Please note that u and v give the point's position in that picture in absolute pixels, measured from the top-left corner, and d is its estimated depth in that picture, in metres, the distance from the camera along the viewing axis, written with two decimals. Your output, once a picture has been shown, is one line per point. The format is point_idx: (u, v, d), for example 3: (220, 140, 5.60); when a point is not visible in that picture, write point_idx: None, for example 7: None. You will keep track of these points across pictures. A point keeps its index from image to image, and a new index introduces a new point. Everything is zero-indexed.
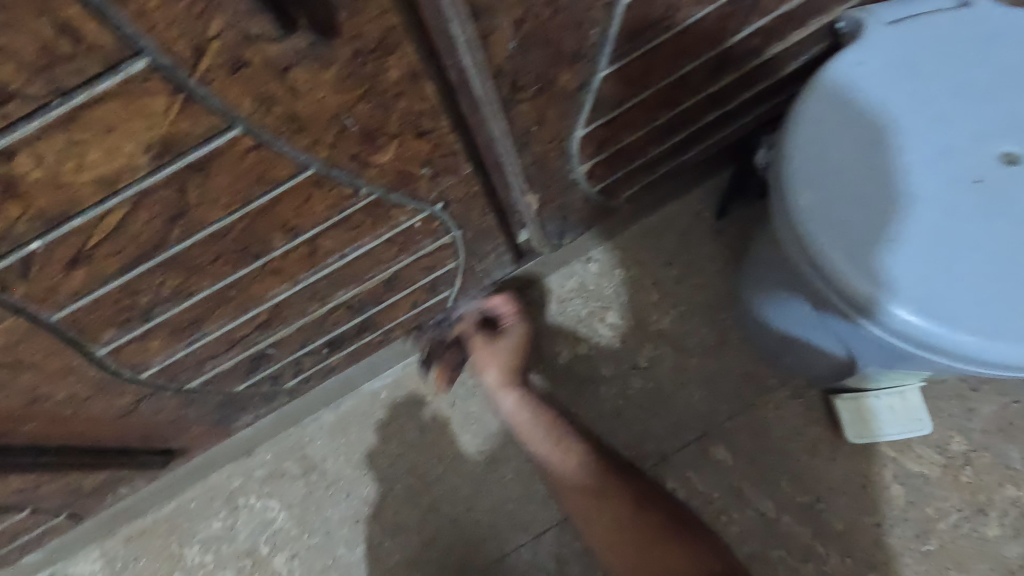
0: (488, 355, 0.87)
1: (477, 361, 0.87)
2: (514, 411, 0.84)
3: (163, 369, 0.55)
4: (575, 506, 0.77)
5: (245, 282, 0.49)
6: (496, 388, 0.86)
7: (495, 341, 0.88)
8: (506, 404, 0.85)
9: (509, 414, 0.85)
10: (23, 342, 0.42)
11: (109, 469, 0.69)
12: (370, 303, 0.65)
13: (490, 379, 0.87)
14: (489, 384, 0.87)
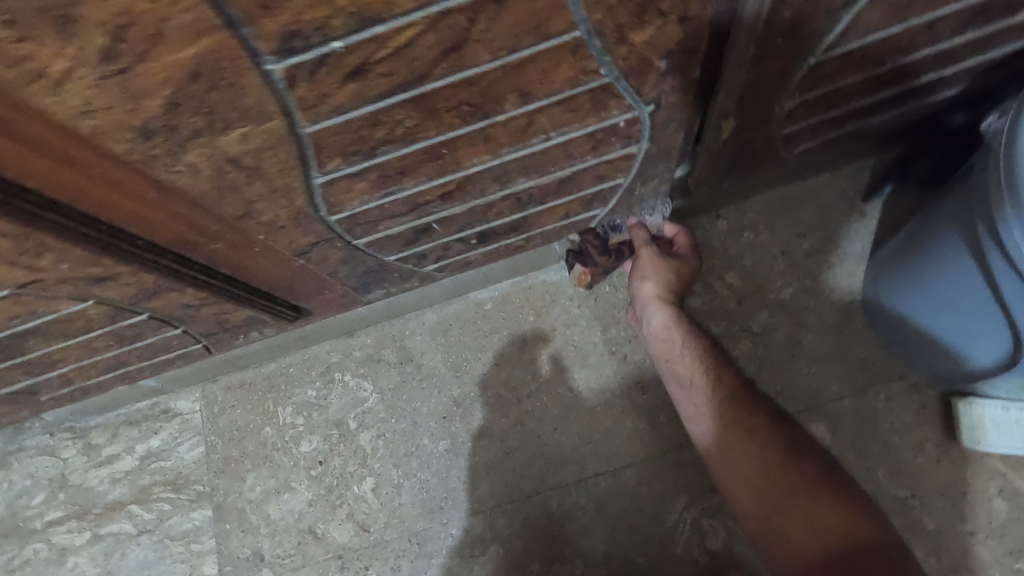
0: (655, 266, 0.86)
1: (642, 268, 0.86)
2: (663, 329, 0.85)
3: (348, 218, 0.57)
4: (704, 422, 0.79)
5: (459, 143, 0.50)
6: (648, 300, 0.86)
7: (666, 258, 0.87)
8: (659, 320, 0.84)
9: (659, 330, 0.85)
10: (272, 149, 0.43)
11: (254, 307, 0.73)
12: (535, 202, 0.66)
13: (648, 289, 0.85)
14: (645, 291, 0.86)
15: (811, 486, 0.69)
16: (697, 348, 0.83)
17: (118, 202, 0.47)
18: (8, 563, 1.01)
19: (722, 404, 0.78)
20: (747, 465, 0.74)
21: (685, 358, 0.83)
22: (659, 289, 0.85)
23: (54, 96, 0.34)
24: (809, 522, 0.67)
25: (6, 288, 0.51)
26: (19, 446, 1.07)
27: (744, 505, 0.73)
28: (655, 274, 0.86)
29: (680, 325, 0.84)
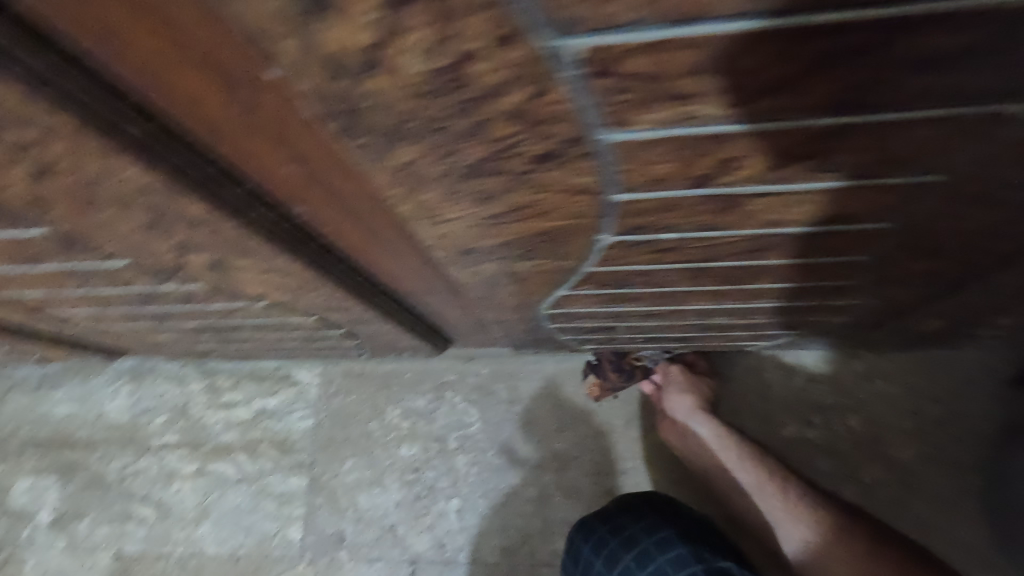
0: (687, 381, 0.96)
1: (676, 387, 0.96)
2: (713, 442, 0.92)
3: (557, 313, 0.62)
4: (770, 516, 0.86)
5: (695, 293, 0.54)
6: (692, 416, 0.93)
7: (693, 374, 0.97)
8: (707, 432, 0.92)
9: (706, 445, 0.92)
10: (547, 273, 0.48)
11: (422, 338, 0.79)
12: (715, 329, 0.69)
13: (687, 404, 0.94)
14: (682, 407, 0.94)
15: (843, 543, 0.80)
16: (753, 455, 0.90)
17: (390, 265, 0.53)
18: (123, 468, 1.13)
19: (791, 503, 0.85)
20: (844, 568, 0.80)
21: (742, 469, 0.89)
22: (695, 404, 0.93)
23: (426, 224, 0.39)
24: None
25: (267, 302, 0.58)
26: (153, 367, 1.19)
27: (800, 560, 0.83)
28: (688, 390, 0.95)
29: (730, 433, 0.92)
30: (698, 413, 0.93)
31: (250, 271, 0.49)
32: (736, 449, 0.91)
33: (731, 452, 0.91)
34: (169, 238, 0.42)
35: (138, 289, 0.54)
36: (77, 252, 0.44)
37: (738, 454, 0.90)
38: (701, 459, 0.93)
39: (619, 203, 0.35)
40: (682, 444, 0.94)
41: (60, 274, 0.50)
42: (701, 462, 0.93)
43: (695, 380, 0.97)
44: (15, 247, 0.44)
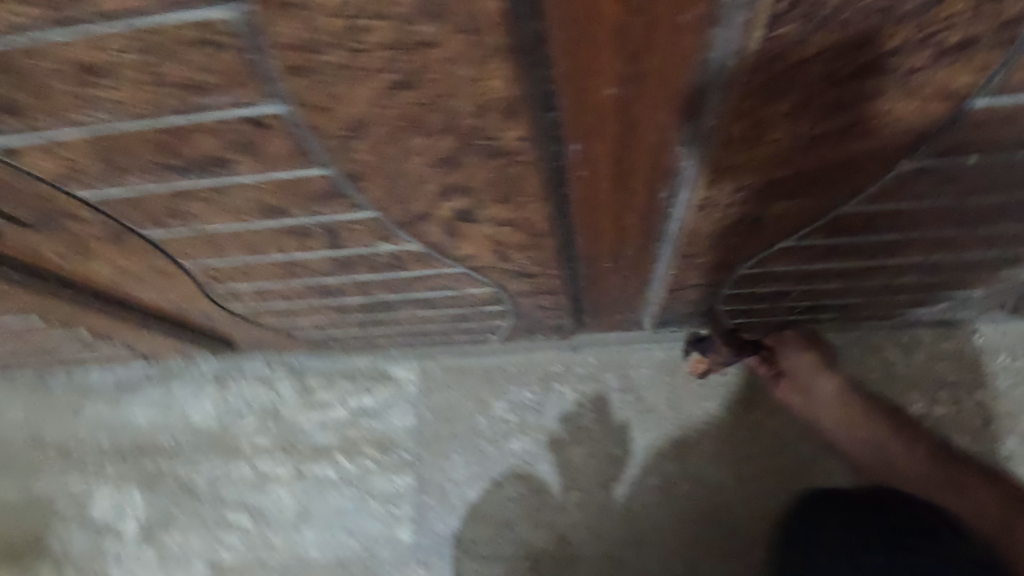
0: (802, 342, 0.93)
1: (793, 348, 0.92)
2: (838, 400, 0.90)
3: (750, 274, 0.60)
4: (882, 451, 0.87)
5: (918, 241, 0.53)
6: (813, 376, 0.91)
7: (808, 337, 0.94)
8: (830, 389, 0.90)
9: (830, 403, 0.91)
10: (795, 217, 0.47)
11: (568, 316, 0.77)
12: (889, 292, 0.68)
13: (808, 364, 0.92)
14: (804, 366, 0.92)
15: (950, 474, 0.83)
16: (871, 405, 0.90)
17: (605, 225, 0.52)
18: (213, 474, 1.09)
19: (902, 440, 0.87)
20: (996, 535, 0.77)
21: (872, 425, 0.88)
22: (816, 361, 0.91)
23: (731, 153, 0.38)
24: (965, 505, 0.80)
25: (466, 266, 0.56)
26: (239, 368, 1.14)
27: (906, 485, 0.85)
28: (805, 350, 0.92)
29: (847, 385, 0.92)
30: (821, 370, 0.91)
31: (486, 223, 0.47)
32: (862, 405, 0.90)
33: (854, 408, 0.90)
34: (449, 177, 0.40)
35: (346, 252, 0.52)
36: (333, 199, 0.42)
37: (864, 411, 0.89)
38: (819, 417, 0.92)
39: (969, 111, 0.34)
40: (807, 404, 0.92)
41: (284, 231, 0.47)
42: (822, 420, 0.92)
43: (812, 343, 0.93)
44: (272, 194, 0.41)
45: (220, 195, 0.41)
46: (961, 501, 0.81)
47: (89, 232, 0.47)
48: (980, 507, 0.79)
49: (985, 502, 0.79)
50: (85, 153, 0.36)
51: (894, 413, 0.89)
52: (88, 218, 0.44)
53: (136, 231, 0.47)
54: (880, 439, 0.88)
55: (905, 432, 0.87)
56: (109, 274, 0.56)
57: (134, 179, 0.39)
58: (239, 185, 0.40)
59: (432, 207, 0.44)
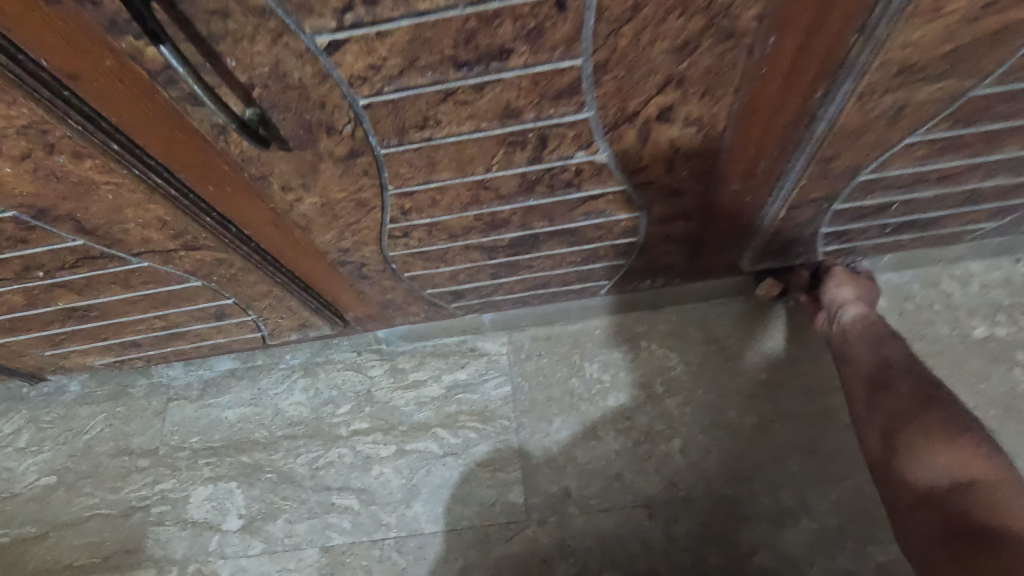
0: (847, 277, 0.96)
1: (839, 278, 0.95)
2: (856, 318, 0.91)
3: (866, 182, 0.69)
4: (863, 356, 0.86)
5: (1018, 131, 0.62)
6: (847, 299, 0.93)
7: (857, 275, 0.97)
8: (857, 311, 0.91)
9: (850, 317, 0.91)
10: (934, 103, 0.56)
11: (681, 254, 0.84)
12: (973, 201, 0.77)
13: (846, 292, 0.94)
14: (839, 289, 0.94)
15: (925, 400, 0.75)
16: (883, 329, 0.88)
17: (755, 130, 0.59)
18: (313, 461, 1.10)
19: (893, 357, 0.83)
20: (884, 423, 0.76)
21: (861, 330, 0.89)
22: (852, 289, 0.93)
23: (912, 30, 0.46)
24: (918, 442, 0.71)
25: (634, 181, 0.63)
26: (327, 358, 1.17)
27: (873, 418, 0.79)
28: (849, 283, 0.95)
29: (869, 311, 0.92)
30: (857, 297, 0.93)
31: (676, 124, 0.55)
32: (865, 313, 0.91)
33: (853, 319, 0.91)
34: (676, 65, 0.48)
35: (540, 167, 0.58)
36: (569, 98, 0.49)
37: (871, 322, 0.89)
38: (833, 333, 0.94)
39: None
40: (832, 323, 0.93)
41: (503, 141, 0.54)
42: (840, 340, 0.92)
43: (859, 281, 0.96)
44: (522, 93, 0.48)
45: (476, 97, 0.48)
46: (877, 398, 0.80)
47: (332, 152, 0.53)
48: (942, 452, 0.69)
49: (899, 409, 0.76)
50: (394, 48, 0.43)
51: (890, 336, 0.86)
52: (343, 133, 0.50)
53: (374, 148, 0.53)
54: (856, 342, 0.88)
55: (890, 352, 0.84)
56: (311, 212, 0.62)
57: (418, 78, 0.46)
58: (500, 83, 0.47)
59: (643, 104, 0.52)
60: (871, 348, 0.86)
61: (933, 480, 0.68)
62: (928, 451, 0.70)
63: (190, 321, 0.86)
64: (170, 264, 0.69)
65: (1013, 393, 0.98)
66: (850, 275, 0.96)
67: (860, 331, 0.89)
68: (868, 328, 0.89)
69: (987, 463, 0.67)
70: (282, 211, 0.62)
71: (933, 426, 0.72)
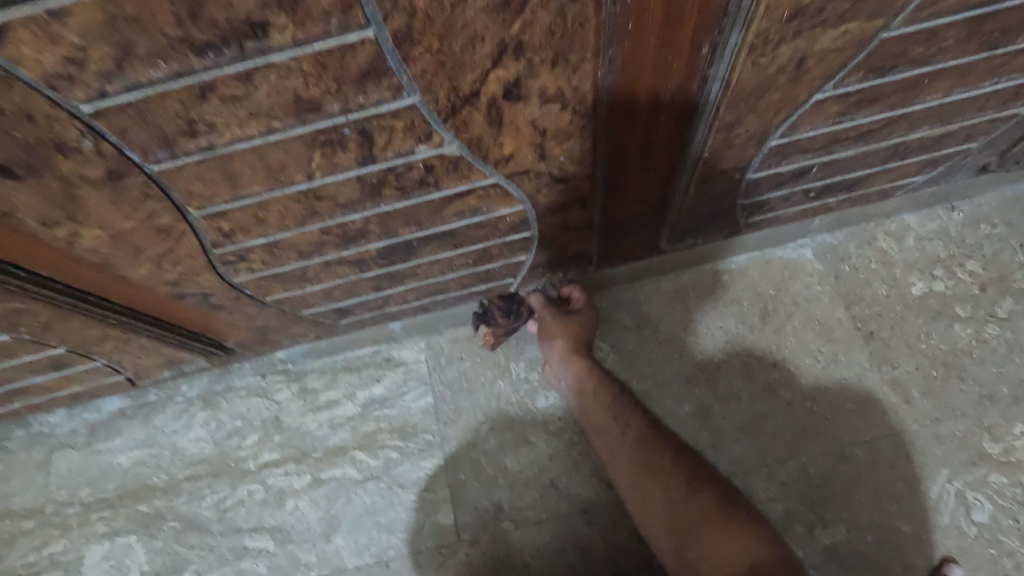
0: (558, 327, 0.92)
1: (545, 332, 0.93)
2: (579, 382, 0.90)
3: (778, 147, 0.60)
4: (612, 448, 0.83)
5: (941, 75, 0.54)
6: (556, 357, 0.93)
7: (567, 317, 0.93)
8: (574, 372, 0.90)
9: (571, 385, 0.91)
10: (842, 50, 0.46)
11: (591, 242, 0.74)
12: (900, 155, 0.69)
13: (553, 348, 0.93)
14: (551, 352, 0.92)
15: (693, 480, 0.75)
16: (597, 394, 0.88)
17: (640, 96, 0.49)
18: (220, 503, 0.99)
19: (604, 414, 0.86)
20: (658, 525, 0.75)
21: (611, 424, 0.85)
22: (567, 347, 0.91)
23: None
24: (710, 553, 0.68)
25: (504, 172, 0.52)
26: (228, 386, 1.05)
27: (654, 513, 0.76)
28: (561, 334, 0.92)
29: (590, 376, 0.90)
30: (572, 356, 0.91)
31: (534, 101, 0.44)
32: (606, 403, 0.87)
33: (601, 407, 0.87)
34: (507, 27, 0.37)
35: (377, 168, 0.47)
36: (378, 80, 0.38)
37: (605, 403, 0.87)
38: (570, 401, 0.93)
39: None
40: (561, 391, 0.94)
41: (314, 142, 0.42)
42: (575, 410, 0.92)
43: (567, 321, 0.93)
44: (311, 80, 0.37)
45: (249, 89, 0.36)
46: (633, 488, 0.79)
47: (85, 175, 0.40)
48: (725, 537, 0.69)
49: (671, 477, 0.76)
50: (88, 33, 0.30)
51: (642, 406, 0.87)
52: (83, 150, 0.38)
53: (142, 165, 0.41)
54: (627, 447, 0.82)
55: (634, 422, 0.84)
56: (103, 247, 0.49)
57: (151, 71, 0.33)
58: (274, 69, 0.35)
59: (483, 81, 0.41)
60: (618, 434, 0.83)
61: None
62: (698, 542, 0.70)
63: (24, 376, 0.72)
64: None
65: (954, 350, 0.93)
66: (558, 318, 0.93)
67: (611, 429, 0.85)
68: (623, 420, 0.84)
69: (742, 540, 0.68)
70: (64, 248, 0.49)
71: (711, 510, 0.71)
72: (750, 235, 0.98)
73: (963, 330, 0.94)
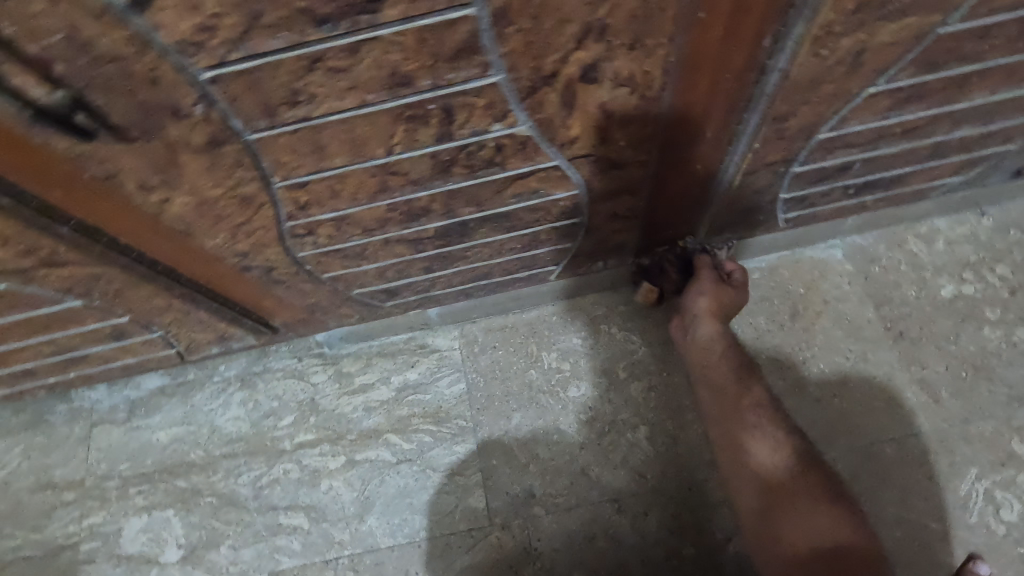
0: (713, 289, 0.89)
1: (697, 286, 0.90)
2: (707, 342, 0.88)
3: (825, 141, 0.62)
4: (716, 404, 0.86)
5: (987, 74, 0.56)
6: (698, 315, 0.89)
7: (723, 286, 0.90)
8: (706, 332, 0.88)
9: (699, 340, 0.90)
10: (897, 45, 0.49)
11: (635, 232, 0.76)
12: (939, 155, 0.71)
13: (701, 305, 0.89)
14: (698, 305, 0.89)
15: (803, 460, 0.79)
16: (733, 368, 0.87)
17: (703, 85, 0.51)
18: (256, 480, 1.01)
19: (728, 375, 0.87)
20: (745, 487, 0.80)
21: (731, 388, 0.85)
22: (712, 306, 0.88)
23: None
24: (798, 523, 0.74)
25: (566, 155, 0.55)
26: (265, 367, 1.08)
27: (743, 474, 0.81)
28: (709, 293, 0.89)
29: (724, 341, 0.88)
30: (711, 315, 0.89)
31: (605, 85, 0.47)
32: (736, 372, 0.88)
33: (727, 369, 0.87)
34: (594, 10, 0.39)
35: (451, 145, 0.50)
36: (468, 58, 0.41)
37: (729, 369, 0.87)
38: (688, 352, 0.92)
39: None
40: (684, 340, 0.92)
41: (399, 117, 0.45)
42: (691, 363, 0.91)
43: (724, 289, 0.90)
44: (408, 56, 0.39)
45: (352, 63, 0.39)
46: (728, 451, 0.83)
47: (188, 141, 0.43)
48: (818, 514, 0.74)
49: (779, 448, 0.80)
50: (224, 2, 0.33)
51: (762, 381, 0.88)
52: (193, 116, 0.41)
53: (241, 134, 0.43)
54: (736, 410, 0.84)
55: (755, 393, 0.85)
56: (187, 215, 0.52)
57: (269, 41, 0.36)
58: (378, 44, 0.38)
59: (563, 63, 0.43)
60: (733, 395, 0.85)
61: (799, 542, 0.73)
62: (789, 512, 0.75)
63: (85, 344, 0.75)
64: (35, 283, 0.59)
65: (983, 352, 0.94)
66: (712, 282, 0.90)
67: (730, 391, 0.86)
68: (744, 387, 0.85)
69: (834, 521, 0.73)
70: (151, 214, 0.52)
71: (816, 491, 0.76)
72: (783, 234, 1.00)
73: (992, 333, 0.95)
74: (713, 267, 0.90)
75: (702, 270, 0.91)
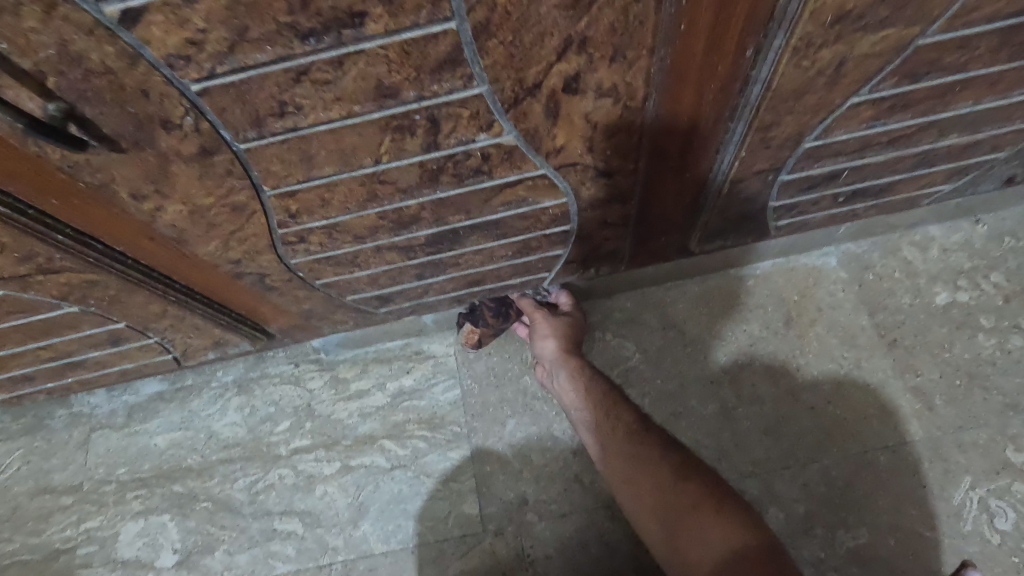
0: (549, 329, 0.97)
1: (538, 336, 0.97)
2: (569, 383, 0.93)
3: (811, 150, 0.63)
4: (601, 445, 0.86)
5: (971, 84, 0.56)
6: (554, 356, 0.96)
7: (556, 319, 0.98)
8: (568, 368, 0.93)
9: (567, 386, 0.94)
10: (879, 56, 0.49)
11: (625, 240, 0.77)
12: (928, 163, 0.71)
13: (549, 347, 0.97)
14: (545, 353, 0.97)
15: (682, 472, 0.78)
16: (589, 392, 0.91)
17: (687, 95, 0.52)
18: (252, 486, 1.01)
19: (595, 409, 0.89)
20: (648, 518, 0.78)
21: (602, 421, 0.88)
22: (557, 347, 0.96)
23: None
24: (695, 542, 0.72)
25: (553, 165, 0.56)
26: (262, 373, 1.08)
27: (641, 506, 0.79)
28: (551, 335, 0.97)
29: (579, 371, 0.93)
30: (568, 352, 0.95)
31: (589, 96, 0.48)
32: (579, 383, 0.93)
33: (599, 404, 0.89)
34: (574, 24, 0.40)
35: (439, 155, 0.50)
36: (453, 70, 0.41)
37: (597, 400, 0.90)
38: (567, 405, 0.94)
39: None
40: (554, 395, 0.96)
41: (387, 127, 0.46)
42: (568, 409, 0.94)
43: (554, 324, 0.98)
44: (394, 68, 0.40)
45: (338, 74, 0.40)
46: (622, 485, 0.82)
47: (180, 152, 0.44)
48: (713, 526, 0.72)
49: (658, 467, 0.79)
50: (210, 17, 0.34)
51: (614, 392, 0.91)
52: (184, 127, 0.42)
53: (232, 144, 0.44)
54: (617, 440, 0.85)
55: (622, 415, 0.87)
56: (180, 222, 0.53)
57: (256, 54, 0.37)
58: (363, 57, 0.39)
59: (545, 75, 0.44)
60: (608, 431, 0.86)
61: (703, 561, 0.70)
62: (688, 528, 0.74)
63: (82, 349, 0.76)
64: (33, 288, 0.60)
65: (978, 360, 0.94)
66: (546, 319, 0.98)
67: (600, 422, 0.88)
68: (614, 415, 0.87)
69: (729, 525, 0.71)
70: (145, 222, 0.53)
71: (700, 499, 0.75)
72: (775, 240, 1.01)
73: (987, 341, 0.95)
74: (536, 309, 0.99)
75: (523, 306, 1.00)
